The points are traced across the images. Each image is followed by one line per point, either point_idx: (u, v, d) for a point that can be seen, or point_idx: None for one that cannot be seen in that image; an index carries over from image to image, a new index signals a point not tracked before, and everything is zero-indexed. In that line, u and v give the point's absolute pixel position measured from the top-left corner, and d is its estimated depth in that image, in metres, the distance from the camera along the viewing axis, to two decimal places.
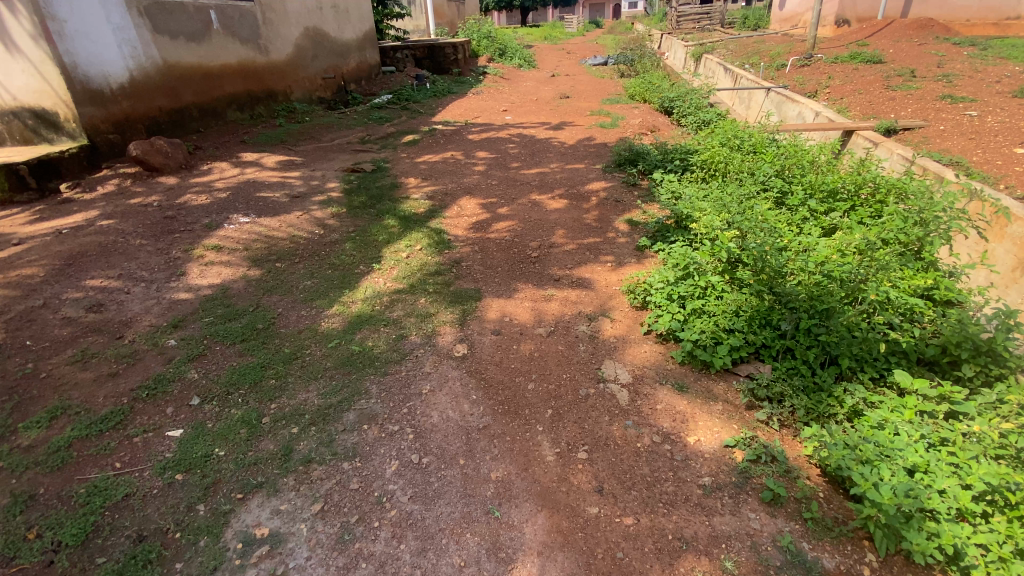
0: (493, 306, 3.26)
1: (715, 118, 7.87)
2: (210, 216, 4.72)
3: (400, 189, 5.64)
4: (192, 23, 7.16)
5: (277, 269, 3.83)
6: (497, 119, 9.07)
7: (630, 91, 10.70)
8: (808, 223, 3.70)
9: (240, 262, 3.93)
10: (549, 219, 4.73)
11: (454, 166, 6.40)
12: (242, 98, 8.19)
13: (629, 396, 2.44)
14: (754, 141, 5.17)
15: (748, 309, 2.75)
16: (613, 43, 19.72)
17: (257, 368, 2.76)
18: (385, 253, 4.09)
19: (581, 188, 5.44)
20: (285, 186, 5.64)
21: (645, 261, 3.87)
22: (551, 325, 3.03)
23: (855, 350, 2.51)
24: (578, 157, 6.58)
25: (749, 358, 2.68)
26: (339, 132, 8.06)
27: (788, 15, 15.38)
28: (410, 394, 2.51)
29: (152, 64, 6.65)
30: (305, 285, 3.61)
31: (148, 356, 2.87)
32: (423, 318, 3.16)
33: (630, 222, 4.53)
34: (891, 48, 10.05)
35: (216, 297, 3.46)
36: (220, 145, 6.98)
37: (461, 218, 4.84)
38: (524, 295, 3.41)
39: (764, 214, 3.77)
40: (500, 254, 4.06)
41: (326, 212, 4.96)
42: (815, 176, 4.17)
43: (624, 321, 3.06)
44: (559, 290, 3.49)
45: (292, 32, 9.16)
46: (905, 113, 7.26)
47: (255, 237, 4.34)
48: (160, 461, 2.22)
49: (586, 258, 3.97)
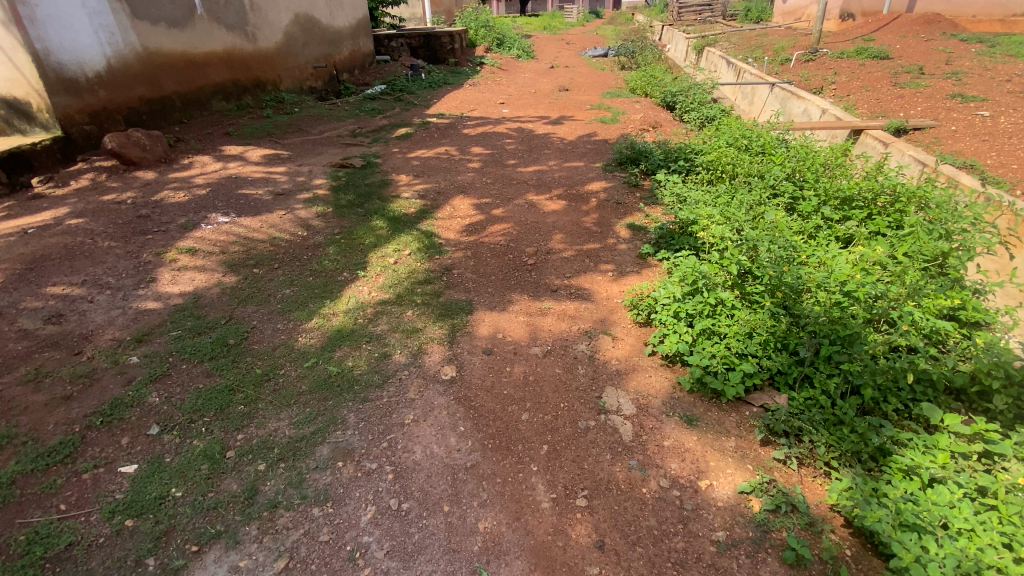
0: (485, 321, 3.03)
1: (718, 114, 7.63)
2: (187, 215, 4.45)
3: (391, 186, 5.38)
4: (174, 8, 6.81)
5: (255, 275, 3.58)
6: (494, 113, 8.78)
7: (631, 84, 10.40)
8: (822, 232, 3.46)
9: (216, 267, 3.68)
10: (546, 222, 4.48)
11: (447, 163, 6.13)
12: (228, 87, 7.86)
13: (633, 431, 2.21)
14: (762, 142, 4.92)
15: (763, 331, 2.53)
16: (613, 35, 19.33)
17: (225, 391, 2.53)
18: (371, 258, 3.84)
19: (580, 188, 5.19)
20: (269, 182, 5.37)
21: (649, 271, 3.63)
22: (547, 344, 2.79)
23: (880, 381, 2.29)
24: (577, 154, 6.32)
25: (764, 386, 2.46)
26: (330, 125, 7.76)
27: (792, 8, 15.05)
28: (391, 424, 2.28)
29: (132, 52, 6.32)
30: (283, 294, 3.36)
31: (107, 376, 2.65)
32: (409, 334, 2.92)
33: (632, 226, 4.30)
34: (899, 44, 9.80)
35: (186, 307, 3.22)
36: (203, 137, 6.68)
37: (453, 219, 4.59)
38: (519, 308, 3.17)
39: (776, 223, 3.53)
40: (493, 260, 3.82)
41: (310, 211, 4.70)
42: (828, 181, 3.93)
43: (627, 339, 2.83)
44: (556, 302, 3.26)
45: (281, 19, 8.80)
46: (914, 113, 7.03)
47: (233, 239, 4.08)
48: (109, 503, 2.00)
49: (585, 266, 3.73)
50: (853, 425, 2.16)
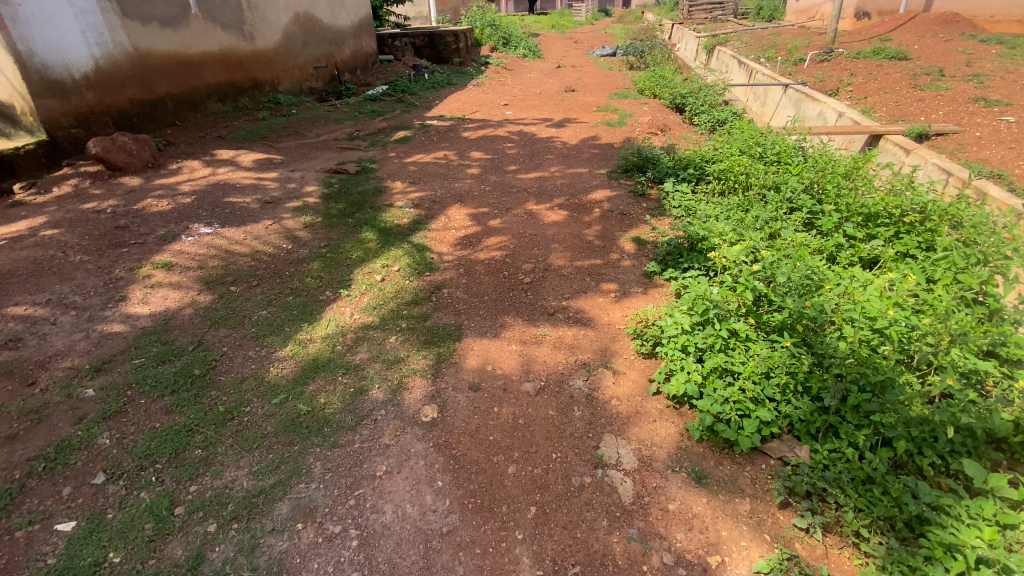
0: (474, 350, 2.76)
1: (729, 118, 7.32)
2: (167, 226, 4.23)
3: (385, 194, 5.13)
4: (167, 7, 6.62)
5: (231, 294, 3.35)
6: (496, 115, 8.52)
7: (639, 85, 10.10)
8: (844, 253, 3.18)
9: (191, 285, 3.45)
10: (546, 235, 4.22)
11: (445, 168, 5.88)
12: (223, 87, 7.65)
13: (634, 490, 1.95)
14: (778, 150, 4.62)
15: (782, 371, 2.25)
16: (622, 33, 19.01)
17: (182, 433, 2.30)
18: (357, 275, 3.59)
19: (583, 198, 4.91)
20: (258, 189, 5.14)
21: (655, 292, 3.36)
22: (541, 379, 2.52)
23: (916, 433, 2.00)
24: (581, 160, 6.04)
25: (782, 435, 2.20)
26: (327, 127, 7.53)
27: (805, 7, 14.66)
28: (360, 477, 2.02)
29: (122, 52, 6.12)
30: (259, 316, 3.13)
31: (57, 413, 2.42)
32: (390, 364, 2.66)
33: (637, 240, 4.03)
34: (916, 44, 9.42)
35: (153, 330, 3.00)
36: (195, 140, 6.47)
37: (448, 231, 4.35)
38: (512, 335, 2.91)
39: (794, 243, 3.25)
40: (487, 278, 3.56)
41: (298, 221, 4.47)
42: (850, 194, 3.63)
43: (629, 374, 2.56)
44: (553, 327, 2.99)
45: (280, 17, 8.58)
46: (936, 117, 6.69)
47: (213, 252, 3.86)
48: (37, 570, 1.77)
49: (585, 285, 3.46)
50: (886, 486, 1.89)
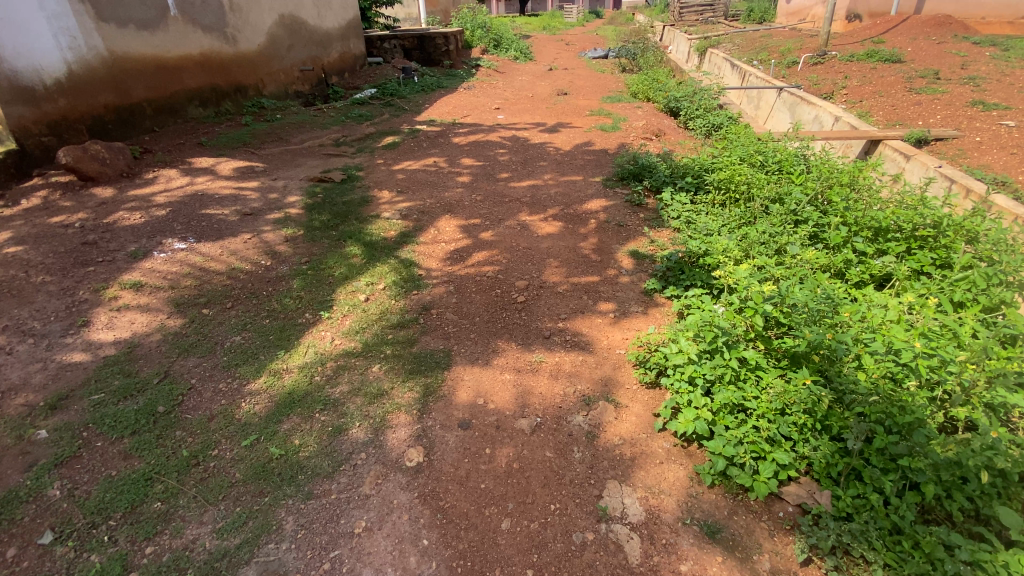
0: (464, 379, 2.56)
1: (725, 122, 7.18)
2: (138, 241, 3.99)
3: (371, 205, 4.91)
4: (145, 9, 6.36)
5: (203, 317, 3.13)
6: (488, 119, 8.33)
7: (632, 88, 9.96)
8: (854, 271, 3.02)
9: (161, 307, 3.23)
10: (540, 248, 4.02)
11: (435, 176, 5.67)
12: (205, 92, 7.39)
13: (640, 550, 1.78)
14: (779, 158, 4.46)
15: (798, 407, 2.08)
16: (614, 35, 18.91)
17: (141, 482, 2.08)
18: (339, 294, 3.38)
19: (578, 208, 4.72)
20: (238, 200, 4.90)
21: (656, 311, 3.17)
22: (538, 415, 2.32)
23: (948, 478, 1.83)
24: (575, 167, 5.85)
25: (799, 478, 2.03)
26: (313, 133, 7.30)
27: (796, 8, 14.61)
28: (337, 535, 1.83)
29: (96, 56, 5.86)
30: (232, 343, 2.91)
31: (3, 459, 2.18)
32: (373, 398, 2.45)
33: (635, 254, 3.85)
34: (910, 46, 9.34)
35: (117, 360, 2.77)
36: (174, 147, 6.21)
37: (437, 244, 4.15)
38: (505, 362, 2.71)
39: (802, 260, 3.09)
40: (478, 297, 3.36)
41: (279, 234, 4.25)
42: (858, 207, 3.48)
43: (632, 408, 2.38)
44: (549, 352, 2.79)
45: (264, 19, 8.34)
46: (934, 121, 6.59)
47: (186, 270, 3.63)
48: None
49: (582, 305, 3.27)
50: (917, 539, 1.71)
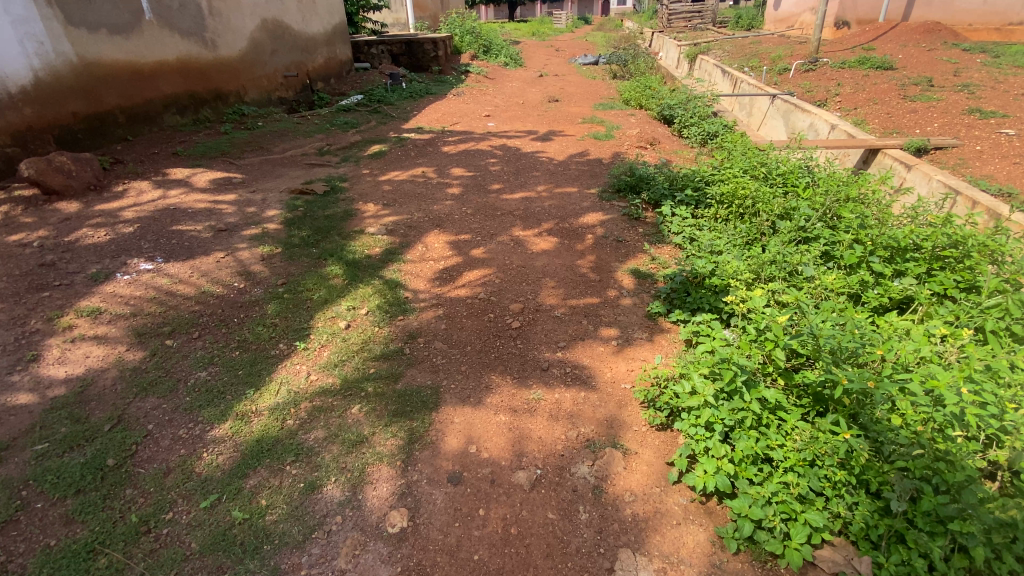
0: (454, 423, 2.30)
1: (721, 130, 7.01)
2: (101, 261, 3.69)
3: (355, 219, 4.64)
4: (117, 13, 6.05)
5: (166, 349, 2.84)
6: (478, 127, 8.10)
7: (624, 95, 9.79)
8: (873, 295, 2.81)
9: (120, 338, 2.94)
10: (535, 266, 3.77)
11: (423, 188, 5.42)
12: (182, 99, 7.08)
13: None
14: (784, 170, 4.25)
15: (829, 459, 1.86)
16: (603, 41, 18.82)
17: (83, 555, 1.82)
18: (318, 321, 3.11)
19: (573, 221, 4.49)
20: (213, 214, 4.61)
21: (661, 338, 2.93)
22: (538, 466, 2.08)
23: (1007, 546, 1.60)
24: (569, 178, 5.63)
25: (833, 539, 1.81)
26: (295, 141, 7.01)
27: (785, 15, 14.60)
28: None
29: (65, 63, 5.54)
30: (197, 380, 2.63)
31: None
32: (350, 447, 2.19)
33: (636, 273, 3.62)
34: (901, 53, 9.27)
35: (66, 402, 2.48)
36: (147, 157, 5.89)
37: (425, 262, 3.89)
38: (499, 399, 2.45)
39: (817, 283, 2.88)
40: (469, 322, 3.10)
41: (255, 252, 3.97)
42: (873, 224, 3.28)
43: (641, 455, 2.14)
44: (548, 389, 2.53)
45: (245, 23, 8.04)
46: (931, 129, 6.48)
47: (152, 295, 3.34)
48: None
49: (582, 330, 3.02)
50: None
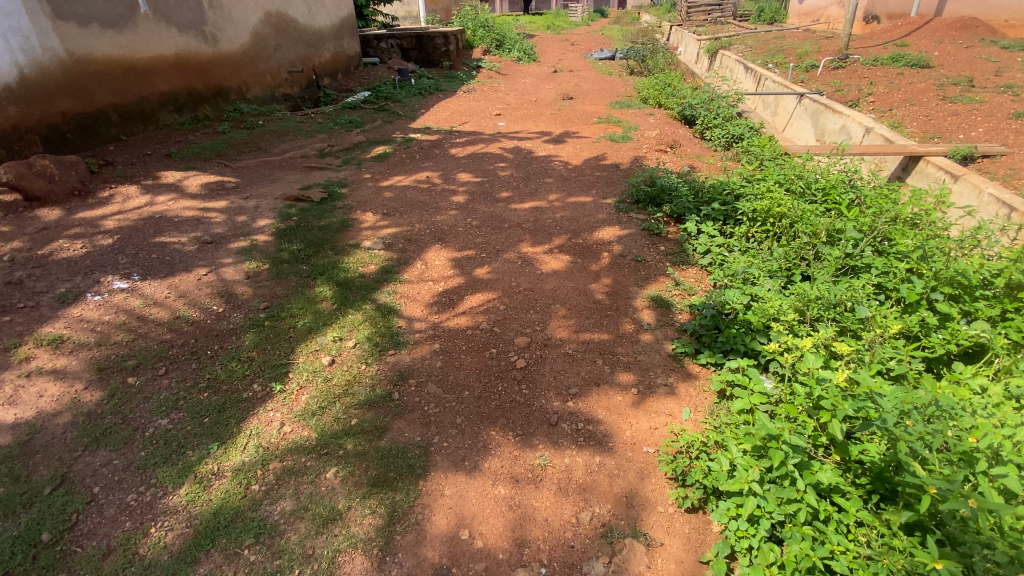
0: (444, 496, 1.96)
1: (747, 132, 6.55)
2: (72, 279, 3.40)
3: (351, 230, 4.31)
4: (110, 6, 5.75)
5: (127, 389, 2.53)
6: (489, 127, 7.72)
7: (641, 93, 9.33)
8: (938, 342, 2.41)
9: (79, 373, 2.62)
10: (544, 290, 3.40)
11: (427, 195, 5.06)
12: (179, 96, 6.78)
13: None
14: (824, 184, 3.82)
15: None
16: (620, 35, 18.27)
17: None
18: (299, 354, 2.78)
19: (587, 237, 4.11)
20: (201, 224, 4.30)
21: (689, 386, 2.55)
22: (542, 564, 1.77)
23: None
24: (584, 185, 5.24)
25: None
26: (296, 142, 6.69)
27: (810, 9, 13.94)
28: None
29: (53, 59, 5.26)
30: (155, 429, 2.32)
31: None
32: (321, 526, 1.87)
33: (658, 301, 3.24)
34: (937, 50, 8.70)
35: (6, 455, 2.17)
36: (139, 159, 5.60)
37: (423, 282, 3.54)
38: (498, 466, 2.10)
39: (873, 326, 2.48)
40: (468, 359, 2.74)
41: (241, 269, 3.65)
42: (933, 253, 2.85)
43: (669, 549, 1.82)
44: (557, 451, 2.18)
45: (248, 17, 7.71)
46: (976, 134, 5.96)
47: (121, 320, 3.02)
48: None
49: (597, 372, 2.65)
50: None
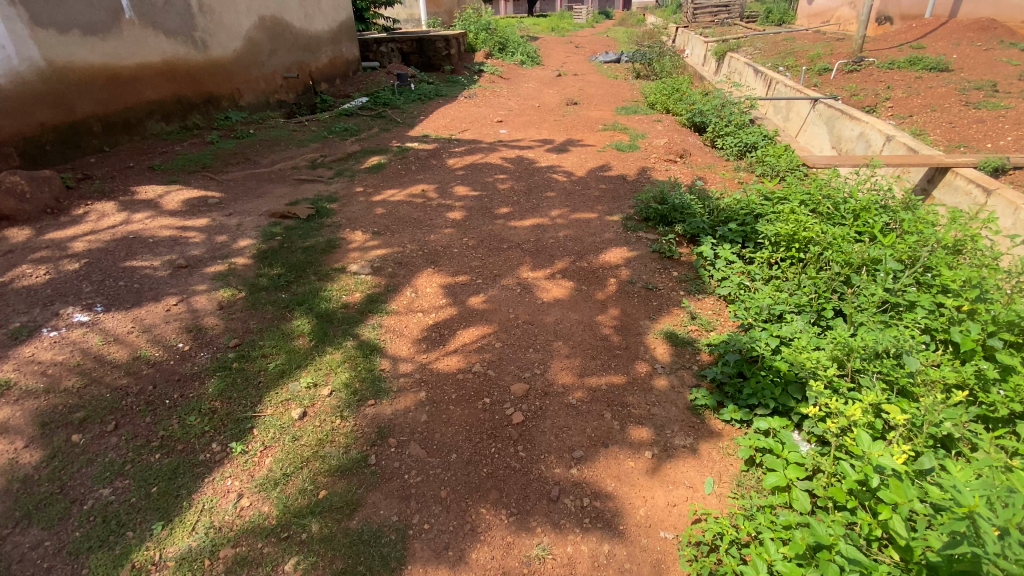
0: None
1: (761, 140, 6.20)
2: (29, 312, 3.10)
3: (338, 251, 4.00)
4: (92, 11, 5.48)
5: (70, 448, 2.22)
6: (489, 134, 7.41)
7: (649, 98, 9.00)
8: (1004, 401, 2.06)
9: (18, 426, 2.31)
10: (545, 324, 3.07)
11: (421, 211, 4.75)
12: (168, 104, 6.50)
13: None
14: (854, 205, 3.47)
15: None
16: (626, 37, 17.95)
17: None
18: (267, 405, 2.47)
19: (592, 259, 3.78)
20: (178, 245, 4.01)
21: (711, 448, 2.22)
22: None
23: None
24: (589, 200, 4.91)
25: None
26: (287, 152, 6.40)
27: (819, 10, 13.58)
28: None
29: (31, 68, 4.99)
30: (96, 501, 2.01)
31: None
32: None
33: (671, 338, 2.90)
34: (955, 53, 8.32)
35: None
36: (120, 172, 5.32)
37: (412, 313, 3.22)
38: (486, 559, 1.79)
39: (925, 382, 2.14)
40: (458, 411, 2.41)
41: (214, 297, 3.34)
42: (989, 291, 2.49)
43: None
44: (557, 536, 1.87)
45: (241, 21, 7.43)
46: (1004, 143, 5.60)
47: (74, 359, 2.71)
48: None
49: (604, 428, 2.32)
50: None
